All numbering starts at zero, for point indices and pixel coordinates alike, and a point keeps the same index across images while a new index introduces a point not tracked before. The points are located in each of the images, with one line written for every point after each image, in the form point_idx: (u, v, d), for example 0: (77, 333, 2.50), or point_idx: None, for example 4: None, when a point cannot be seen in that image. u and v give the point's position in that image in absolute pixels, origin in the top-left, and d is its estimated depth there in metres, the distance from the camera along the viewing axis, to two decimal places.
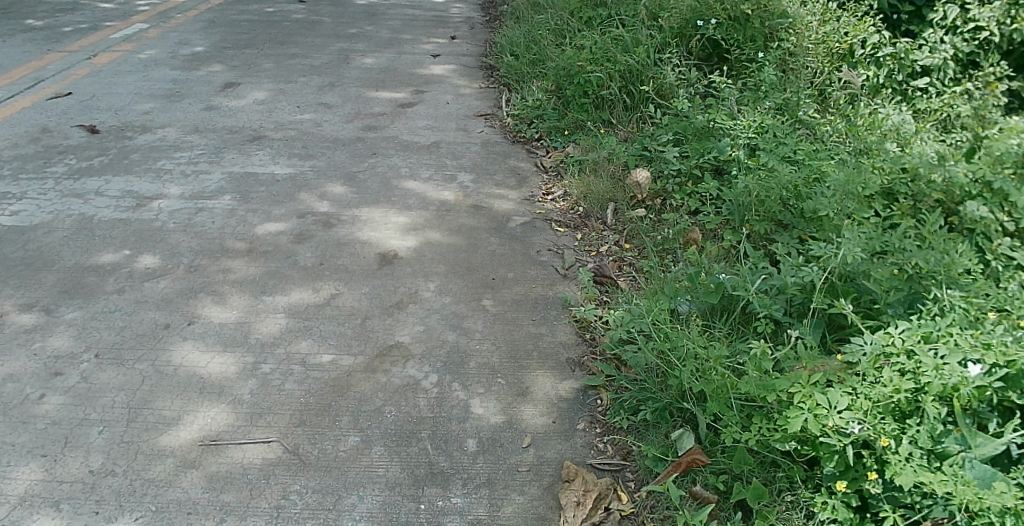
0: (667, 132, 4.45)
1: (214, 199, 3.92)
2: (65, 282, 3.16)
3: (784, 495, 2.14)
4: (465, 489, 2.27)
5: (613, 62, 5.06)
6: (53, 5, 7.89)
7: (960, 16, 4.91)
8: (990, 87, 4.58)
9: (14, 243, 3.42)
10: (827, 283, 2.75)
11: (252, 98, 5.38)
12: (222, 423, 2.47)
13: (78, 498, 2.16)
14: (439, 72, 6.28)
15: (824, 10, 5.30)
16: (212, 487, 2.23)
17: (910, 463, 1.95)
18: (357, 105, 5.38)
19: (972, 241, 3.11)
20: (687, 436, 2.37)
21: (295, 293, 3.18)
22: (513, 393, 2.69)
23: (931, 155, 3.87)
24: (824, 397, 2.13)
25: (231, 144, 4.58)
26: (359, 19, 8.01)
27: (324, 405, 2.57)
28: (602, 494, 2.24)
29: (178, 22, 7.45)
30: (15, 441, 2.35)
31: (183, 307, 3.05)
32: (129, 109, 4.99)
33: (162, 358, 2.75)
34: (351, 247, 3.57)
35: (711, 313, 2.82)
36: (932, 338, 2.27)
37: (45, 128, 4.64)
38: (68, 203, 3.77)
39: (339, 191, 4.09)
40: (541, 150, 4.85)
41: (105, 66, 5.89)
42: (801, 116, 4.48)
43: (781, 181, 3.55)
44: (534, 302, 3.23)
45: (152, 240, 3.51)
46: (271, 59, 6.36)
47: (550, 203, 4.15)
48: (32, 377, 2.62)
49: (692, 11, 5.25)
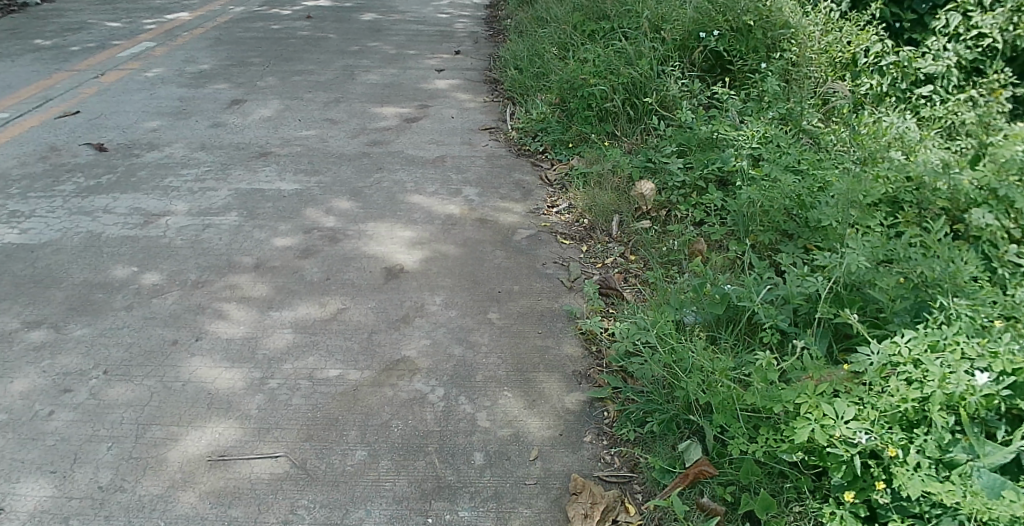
0: (671, 143, 4.47)
1: (221, 215, 3.95)
2: (74, 299, 3.19)
3: (793, 505, 2.13)
4: (473, 502, 2.26)
5: (615, 75, 5.10)
6: (61, 25, 8.01)
7: (963, 23, 4.88)
8: (995, 94, 4.55)
9: (23, 261, 3.45)
10: (832, 293, 2.75)
11: (259, 115, 5.43)
12: (230, 438, 2.48)
13: (87, 513, 2.17)
14: (443, 87, 6.33)
15: (827, 20, 5.36)
16: (220, 503, 2.23)
17: (918, 473, 1.94)
18: (362, 120, 5.42)
19: (978, 249, 3.10)
20: (694, 448, 2.36)
21: (302, 308, 3.20)
22: (520, 406, 2.69)
23: (936, 162, 3.85)
24: (831, 408, 2.13)
25: (238, 161, 4.62)
26: (364, 35, 8.09)
27: (332, 420, 2.58)
28: (609, 507, 2.23)
29: (184, 40, 7.53)
30: (25, 457, 2.36)
31: (191, 323, 3.08)
32: (136, 127, 5.04)
33: (170, 374, 2.77)
34: (357, 261, 3.59)
35: (716, 325, 2.83)
36: (939, 347, 2.25)
37: (53, 147, 4.69)
38: (77, 221, 3.81)
39: (346, 206, 4.11)
40: (545, 163, 4.87)
41: (112, 85, 5.95)
42: (805, 125, 4.47)
43: (785, 191, 3.55)
44: (540, 315, 3.24)
45: (160, 256, 3.54)
46: (277, 76, 6.42)
47: (555, 215, 4.16)
48: (41, 394, 2.64)
49: (695, 23, 5.26)
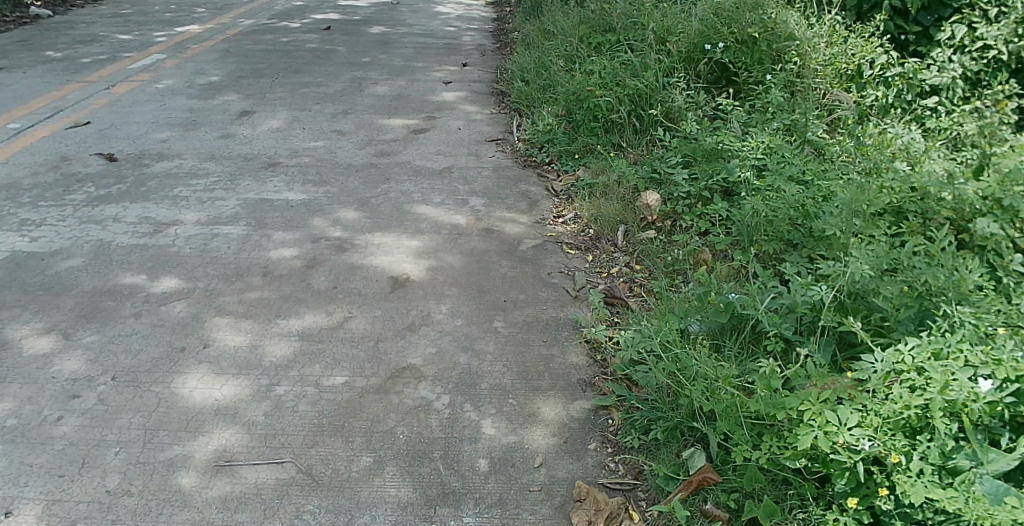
0: (676, 154, 4.50)
1: (230, 225, 3.99)
2: (85, 305, 3.23)
3: (796, 512, 2.14)
4: (477, 508, 2.27)
5: (621, 87, 5.15)
6: (74, 38, 8.13)
7: (967, 35, 4.89)
8: (1000, 105, 4.52)
9: (33, 268, 3.49)
10: (837, 302, 2.75)
11: (267, 126, 5.49)
12: (237, 444, 2.50)
13: (95, 517, 2.19)
14: (450, 99, 6.39)
15: (831, 32, 5.40)
16: (225, 508, 2.25)
17: (921, 479, 1.94)
18: (370, 131, 5.47)
19: (983, 259, 3.11)
20: (699, 455, 2.38)
21: (309, 317, 3.23)
22: (524, 414, 2.70)
23: (942, 173, 3.83)
24: (833, 415, 2.12)
25: (245, 172, 4.66)
26: (373, 47, 8.17)
27: (338, 426, 2.60)
28: (613, 513, 2.24)
29: (194, 52, 7.63)
30: (34, 461, 2.39)
31: (198, 331, 3.10)
32: (146, 138, 5.10)
33: (177, 381, 2.79)
34: (364, 270, 3.62)
35: (720, 333, 2.85)
36: (943, 354, 2.24)
37: (64, 157, 4.75)
38: (87, 230, 3.86)
39: (352, 216, 4.15)
40: (552, 174, 4.89)
41: (122, 96, 6.03)
42: (811, 136, 4.49)
43: (790, 201, 3.58)
44: (545, 323, 3.25)
45: (169, 264, 3.58)
46: (286, 88, 6.49)
47: (561, 225, 4.19)
48: (50, 399, 2.66)
49: (700, 35, 5.31)
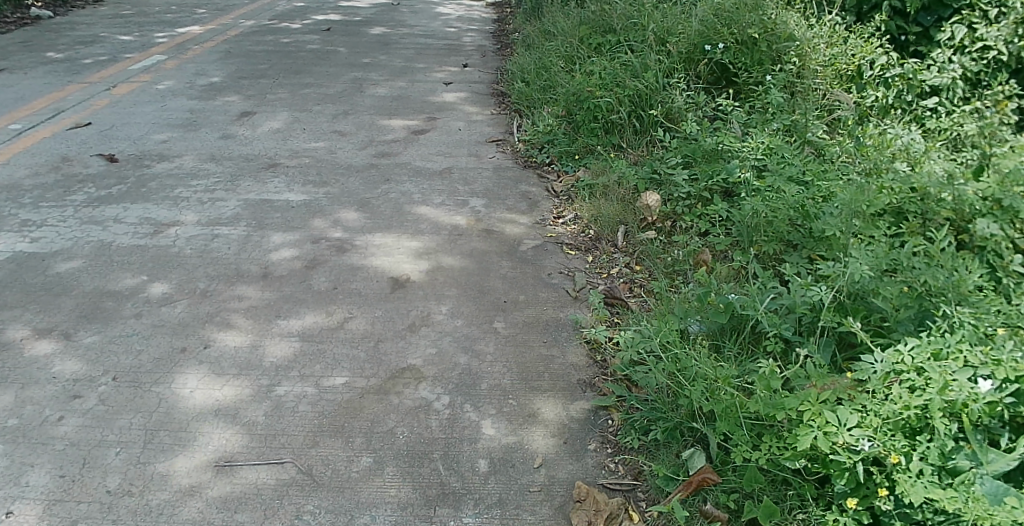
0: (676, 155, 4.51)
1: (230, 225, 3.99)
2: (86, 306, 3.23)
3: (796, 513, 2.14)
4: (477, 509, 2.28)
5: (621, 88, 5.15)
6: (75, 38, 8.14)
7: (968, 36, 4.88)
8: (1000, 106, 4.52)
9: (34, 269, 3.49)
10: (836, 302, 2.76)
11: (268, 127, 5.49)
12: (237, 445, 2.50)
13: (95, 517, 2.19)
14: (451, 100, 6.39)
15: (831, 32, 5.40)
16: (225, 508, 2.25)
17: (920, 480, 1.94)
18: (370, 132, 5.48)
19: (982, 259, 3.11)
20: (698, 456, 2.38)
21: (309, 317, 3.23)
22: (523, 415, 2.70)
23: (942, 173, 3.83)
24: (833, 415, 2.13)
25: (246, 172, 4.67)
26: (373, 48, 8.18)
27: (338, 426, 2.61)
28: (613, 514, 2.24)
29: (195, 53, 7.64)
30: (34, 461, 2.39)
31: (198, 332, 3.11)
32: (147, 139, 5.11)
33: (177, 382, 2.79)
34: (365, 271, 3.63)
35: (720, 333, 2.85)
36: (943, 354, 2.24)
37: (65, 157, 4.75)
38: (88, 231, 3.86)
39: (352, 217, 4.15)
40: (552, 174, 4.90)
41: (123, 97, 6.04)
42: (810, 137, 4.49)
43: (789, 202, 3.58)
44: (545, 324, 3.26)
45: (170, 265, 3.58)
46: (287, 88, 6.49)
47: (561, 226, 4.19)
48: (51, 400, 2.67)
49: (700, 36, 5.31)
